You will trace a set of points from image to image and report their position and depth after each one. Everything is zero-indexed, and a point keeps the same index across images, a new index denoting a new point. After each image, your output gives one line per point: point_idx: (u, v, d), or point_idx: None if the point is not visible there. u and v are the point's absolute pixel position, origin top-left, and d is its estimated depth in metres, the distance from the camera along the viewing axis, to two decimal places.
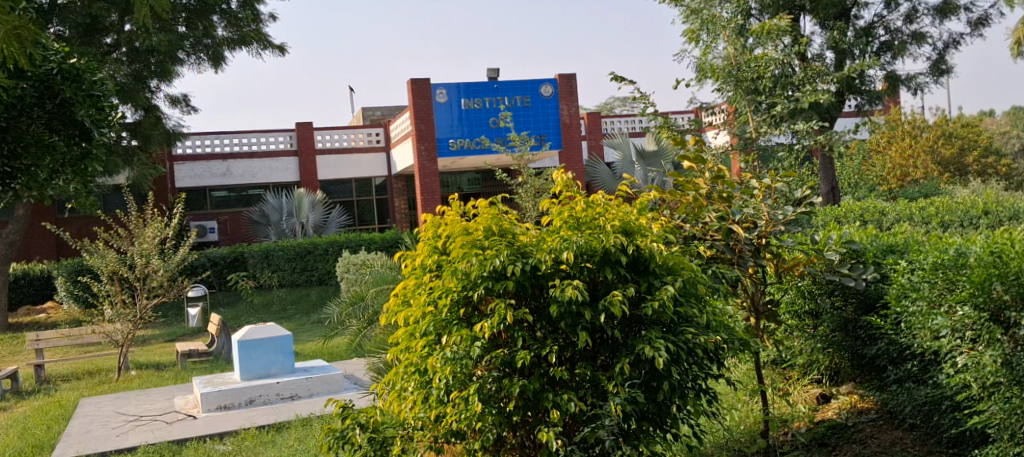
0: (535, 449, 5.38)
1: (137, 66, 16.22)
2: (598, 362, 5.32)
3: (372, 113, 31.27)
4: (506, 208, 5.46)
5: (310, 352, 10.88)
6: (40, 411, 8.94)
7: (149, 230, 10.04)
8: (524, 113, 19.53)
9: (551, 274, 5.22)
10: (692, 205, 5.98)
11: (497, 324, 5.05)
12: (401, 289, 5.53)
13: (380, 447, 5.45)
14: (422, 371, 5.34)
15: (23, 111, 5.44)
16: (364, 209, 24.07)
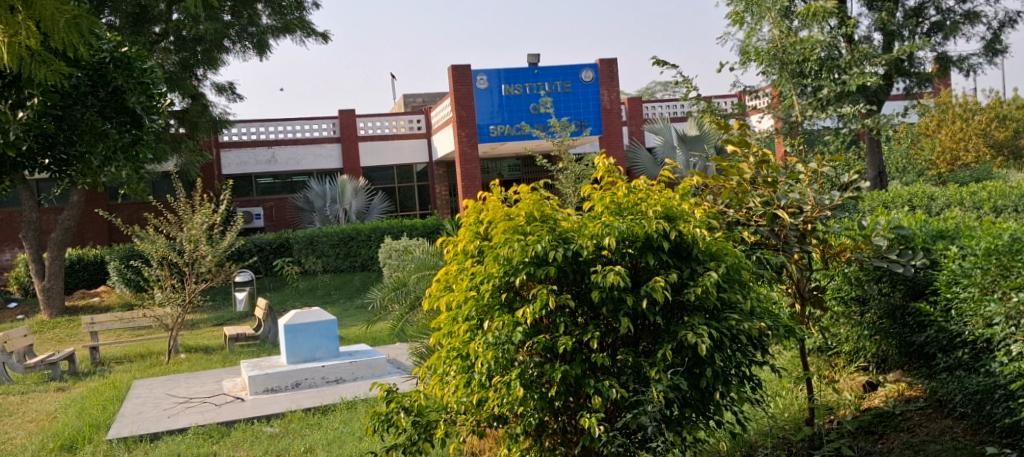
0: (577, 434, 5.41)
1: (184, 55, 16.49)
2: (639, 348, 5.34)
3: (412, 99, 31.42)
4: (547, 195, 5.49)
5: (355, 337, 11.06)
6: (96, 392, 9.21)
7: (196, 216, 10.19)
8: (565, 98, 19.51)
9: (592, 260, 5.23)
10: (735, 191, 5.89)
11: (540, 310, 5.05)
12: (442, 274, 5.55)
13: (423, 432, 5.44)
14: (464, 355, 5.41)
15: (78, 99, 5.17)
16: (405, 195, 24.17)
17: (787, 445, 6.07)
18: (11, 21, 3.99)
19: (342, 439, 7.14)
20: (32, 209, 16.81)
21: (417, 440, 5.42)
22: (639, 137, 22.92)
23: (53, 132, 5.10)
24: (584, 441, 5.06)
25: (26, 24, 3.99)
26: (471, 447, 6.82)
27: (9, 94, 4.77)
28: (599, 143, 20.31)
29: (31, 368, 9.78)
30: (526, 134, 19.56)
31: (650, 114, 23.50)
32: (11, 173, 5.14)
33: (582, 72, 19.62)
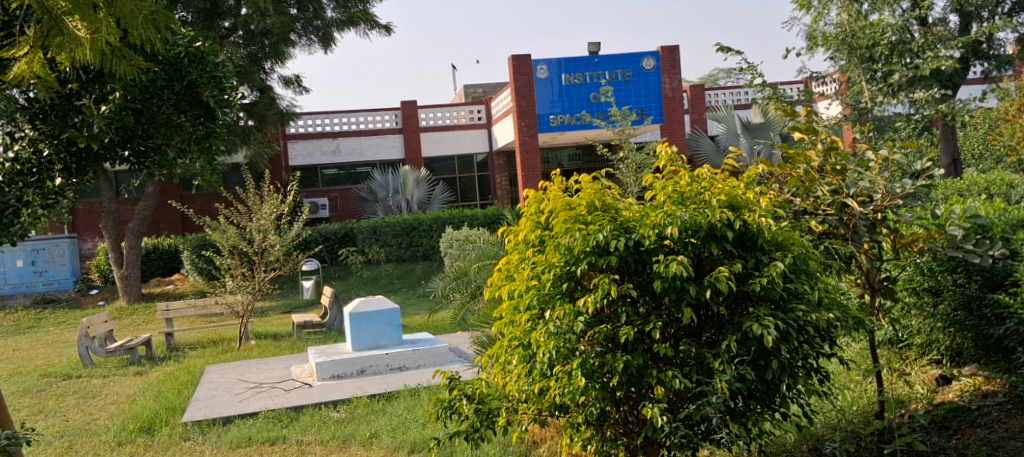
0: (639, 425, 5.35)
1: (252, 48, 16.85)
2: (702, 339, 5.22)
3: (473, 90, 31.46)
4: (609, 185, 5.42)
5: (417, 325, 11.25)
6: (172, 376, 9.57)
7: (266, 206, 10.48)
8: (625, 87, 19.25)
9: (654, 250, 5.15)
10: (803, 179, 5.64)
11: (601, 299, 5.00)
12: (504, 264, 5.54)
13: (486, 419, 5.40)
14: (525, 344, 5.37)
15: (155, 93, 4.73)
16: (466, 185, 24.15)
17: (857, 439, 5.91)
18: (93, 18, 3.94)
19: (405, 425, 7.23)
20: (111, 200, 17.45)
21: (480, 427, 5.38)
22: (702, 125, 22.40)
23: (132, 125, 4.70)
24: (647, 431, 4.99)
25: (107, 21, 3.95)
26: (531, 436, 6.71)
27: (92, 88, 4.43)
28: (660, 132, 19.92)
29: (111, 354, 10.22)
30: (587, 123, 19.35)
31: (714, 102, 22.95)
32: (89, 165, 4.70)
33: (643, 60, 19.33)
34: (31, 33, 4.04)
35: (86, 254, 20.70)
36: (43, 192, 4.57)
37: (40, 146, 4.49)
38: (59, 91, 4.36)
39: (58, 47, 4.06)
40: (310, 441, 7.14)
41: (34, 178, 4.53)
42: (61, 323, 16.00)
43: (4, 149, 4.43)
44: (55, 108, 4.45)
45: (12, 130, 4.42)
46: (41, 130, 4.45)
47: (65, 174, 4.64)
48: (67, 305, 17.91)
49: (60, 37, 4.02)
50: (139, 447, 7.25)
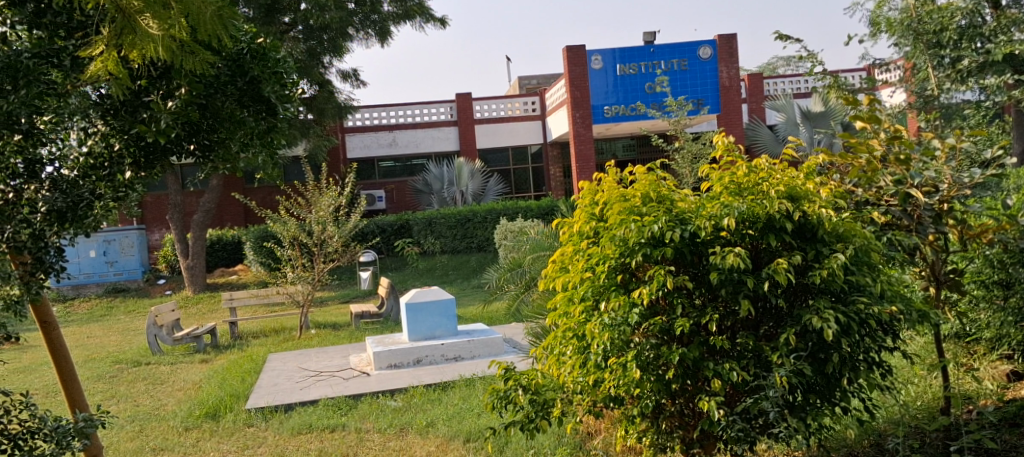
0: (695, 418, 4.81)
1: (312, 43, 17.16)
2: (760, 332, 4.63)
3: (528, 81, 31.32)
4: (665, 175, 4.80)
5: (472, 316, 11.38)
6: (235, 364, 9.83)
7: (324, 199, 10.74)
8: (681, 77, 18.85)
9: (710, 241, 4.55)
10: (864, 170, 4.69)
11: (656, 290, 4.46)
12: (557, 255, 4.99)
13: (541, 409, 4.92)
14: (580, 336, 4.86)
15: (219, 88, 3.89)
16: (520, 176, 23.28)
17: (921, 435, 5.15)
18: (165, 17, 3.32)
19: (461, 414, 6.88)
20: (178, 193, 18.02)
21: (536, 419, 4.90)
22: (761, 114, 21.83)
23: (196, 121, 3.92)
24: (701, 424, 4.48)
25: (178, 19, 3.34)
26: (585, 427, 6.10)
27: (160, 85, 3.72)
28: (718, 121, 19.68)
29: (177, 341, 10.57)
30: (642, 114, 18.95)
31: (773, 91, 22.34)
32: (158, 161, 4.02)
33: (700, 48, 18.87)
34: (104, 33, 3.38)
35: (154, 245, 21.34)
36: (113, 186, 3.93)
37: (112, 140, 3.87)
38: (129, 86, 3.59)
39: (130, 47, 3.40)
40: (369, 429, 6.87)
41: (105, 171, 3.90)
42: (132, 312, 16.59)
43: (78, 143, 3.89)
44: (123, 104, 3.78)
45: (86, 125, 3.86)
46: (111, 127, 3.83)
47: (134, 167, 3.96)
48: (136, 294, 18.55)
49: (132, 37, 3.36)
50: (205, 432, 7.17)
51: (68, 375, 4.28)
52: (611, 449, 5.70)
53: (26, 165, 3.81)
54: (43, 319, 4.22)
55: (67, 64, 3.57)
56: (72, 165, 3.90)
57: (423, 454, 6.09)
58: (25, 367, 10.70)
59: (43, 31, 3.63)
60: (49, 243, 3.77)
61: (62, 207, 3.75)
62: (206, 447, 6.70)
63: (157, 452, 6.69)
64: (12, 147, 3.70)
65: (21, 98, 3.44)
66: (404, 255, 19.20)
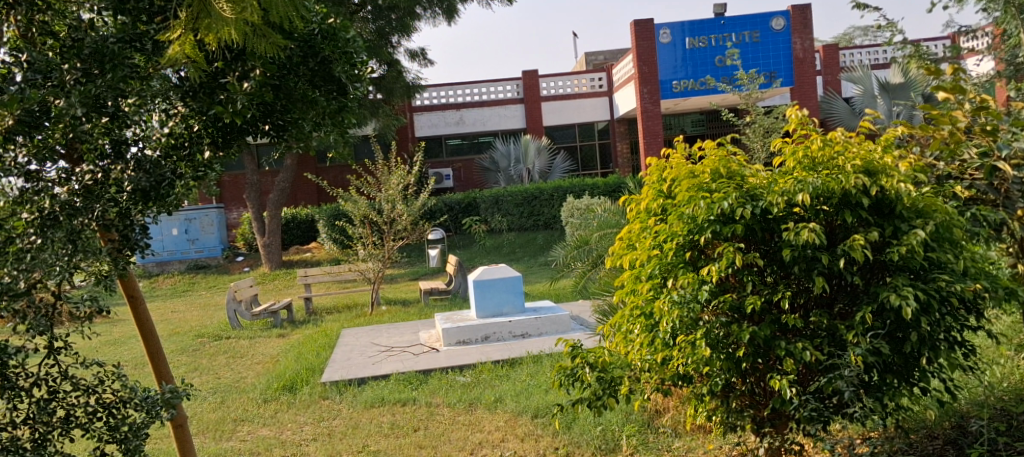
0: (766, 396, 4.74)
1: (380, 23, 17.28)
2: (834, 310, 4.52)
3: (595, 57, 31.12)
4: (735, 149, 4.72)
5: (540, 293, 11.44)
6: (311, 339, 10.02)
7: (394, 177, 10.87)
8: (753, 49, 18.42)
9: (783, 218, 4.44)
10: (947, 141, 4.49)
11: (726, 268, 4.39)
12: (624, 233, 4.94)
13: (608, 387, 4.88)
14: (648, 313, 4.80)
15: (292, 69, 3.93)
16: (587, 154, 23.16)
17: (1006, 418, 4.91)
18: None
19: (529, 391, 6.90)
20: (254, 172, 18.37)
21: (602, 397, 4.87)
22: (836, 87, 21.23)
23: (269, 102, 3.89)
24: (774, 403, 4.40)
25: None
26: (654, 405, 6.02)
27: (235, 66, 3.70)
28: (791, 95, 19.20)
29: (257, 316, 10.82)
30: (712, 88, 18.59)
31: (849, 62, 21.69)
32: (235, 140, 3.97)
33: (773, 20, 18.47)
34: (181, 16, 3.48)
35: (232, 223, 21.87)
36: (193, 167, 3.82)
37: (192, 121, 3.78)
38: (205, 69, 3.64)
39: (206, 30, 3.45)
40: (439, 403, 6.94)
41: (185, 151, 3.81)
42: (212, 287, 17.11)
43: (158, 125, 3.72)
44: (201, 86, 3.72)
45: (166, 107, 3.73)
46: (191, 109, 3.72)
47: (212, 147, 3.89)
48: (217, 271, 19.08)
49: (208, 20, 3.43)
50: (283, 404, 7.34)
51: (155, 348, 4.27)
52: (681, 427, 5.65)
53: (113, 146, 3.65)
54: (130, 294, 4.23)
55: (150, 47, 3.62)
56: (154, 146, 3.71)
57: (493, 429, 6.12)
58: (116, 339, 11.12)
59: (127, 16, 3.60)
60: (134, 222, 3.59)
61: (147, 186, 3.54)
62: (284, 419, 6.86)
63: (237, 423, 6.85)
64: (98, 129, 3.58)
65: (108, 82, 3.49)
66: (471, 233, 19.30)
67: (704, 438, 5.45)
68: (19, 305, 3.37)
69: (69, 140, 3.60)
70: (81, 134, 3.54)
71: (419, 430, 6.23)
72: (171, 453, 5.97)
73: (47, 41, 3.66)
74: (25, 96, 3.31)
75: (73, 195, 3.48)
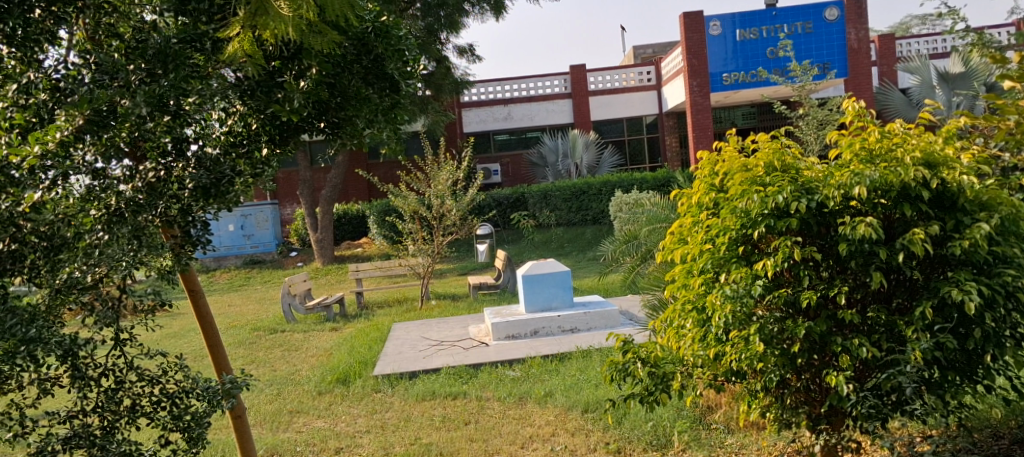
0: (821, 394, 4.67)
1: (430, 20, 17.36)
2: (893, 305, 4.44)
3: (643, 51, 30.94)
4: (790, 143, 4.66)
5: (589, 288, 11.44)
6: (363, 333, 10.13)
7: (443, 173, 10.95)
8: (806, 40, 18.13)
9: (839, 211, 4.38)
10: (1013, 131, 4.11)
11: (781, 263, 4.33)
12: (675, 227, 4.91)
13: (660, 383, 4.83)
14: (699, 308, 4.75)
15: (346, 67, 3.97)
16: (635, 148, 23.03)
17: None
18: None
19: (579, 385, 6.88)
20: (307, 169, 18.60)
21: (654, 393, 4.84)
22: (892, 77, 20.78)
23: (325, 99, 3.96)
24: (831, 400, 4.33)
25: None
26: (705, 401, 5.98)
27: (292, 64, 3.82)
28: (845, 86, 18.87)
29: (311, 311, 10.99)
30: (763, 80, 18.35)
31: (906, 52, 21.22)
32: (291, 138, 4.03)
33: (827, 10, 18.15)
34: (239, 14, 3.51)
35: (286, 218, 22.18)
36: (251, 163, 3.88)
37: (250, 120, 3.88)
38: (262, 66, 3.69)
39: (263, 28, 3.50)
40: (489, 397, 6.97)
41: (244, 149, 3.89)
42: (267, 282, 17.37)
43: (218, 123, 3.87)
44: (259, 85, 3.79)
45: (225, 107, 3.82)
46: (249, 107, 3.81)
47: (270, 144, 3.98)
48: (272, 265, 19.36)
49: (264, 19, 3.46)
50: (337, 397, 7.42)
51: (215, 341, 4.36)
52: (733, 423, 5.61)
53: (174, 144, 3.65)
54: (190, 287, 4.30)
55: (209, 47, 3.66)
56: (213, 144, 3.76)
57: (543, 423, 6.14)
58: (175, 332, 11.36)
59: (189, 17, 3.70)
60: (195, 218, 3.61)
61: (207, 182, 3.57)
62: (338, 411, 6.94)
63: (294, 415, 6.95)
64: (160, 127, 3.55)
65: (172, 80, 3.49)
66: (520, 228, 19.33)
67: (758, 435, 5.40)
68: (87, 297, 3.39)
69: (134, 138, 3.56)
70: (144, 133, 3.54)
71: (471, 424, 6.26)
72: (231, 443, 6.08)
73: (112, 43, 3.75)
74: (93, 97, 3.33)
75: (137, 191, 3.50)
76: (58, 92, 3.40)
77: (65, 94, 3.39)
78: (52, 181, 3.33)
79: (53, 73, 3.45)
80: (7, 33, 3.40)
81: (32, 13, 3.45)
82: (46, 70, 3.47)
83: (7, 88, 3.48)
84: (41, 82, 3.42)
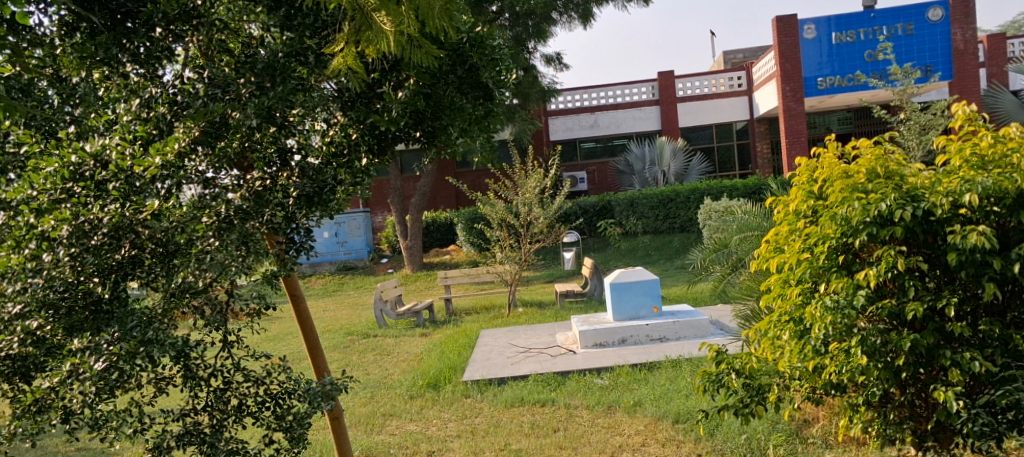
0: (928, 410, 4.47)
1: (518, 30, 17.46)
2: (1006, 319, 4.26)
3: (733, 56, 30.47)
4: (893, 148, 4.51)
5: (677, 296, 11.33)
6: (452, 339, 10.21)
7: (531, 181, 10.98)
8: (906, 42, 17.66)
9: (948, 219, 4.21)
10: None
11: (885, 272, 4.21)
12: (771, 236, 4.78)
13: (756, 395, 4.77)
14: (796, 319, 4.65)
15: (441, 77, 4.00)
16: (724, 155, 22.68)
17: None
18: (396, 13, 3.44)
19: (669, 395, 6.78)
20: (398, 178, 18.88)
21: (750, 405, 4.77)
22: (1002, 79, 19.98)
23: (421, 110, 4.01)
24: (939, 416, 4.18)
25: (409, 14, 3.46)
26: (801, 414, 5.85)
27: (391, 76, 3.88)
28: (950, 89, 18.32)
29: (403, 316, 11.15)
30: (861, 84, 17.92)
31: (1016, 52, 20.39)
32: (388, 147, 4.09)
33: (929, 10, 17.62)
34: (345, 29, 3.57)
35: (377, 226, 22.58)
36: (352, 172, 3.93)
37: (350, 130, 3.91)
38: (365, 80, 3.77)
39: (367, 43, 3.58)
40: (577, 405, 6.93)
41: (345, 159, 3.91)
42: (360, 288, 17.70)
43: (317, 135, 3.90)
44: (359, 96, 3.89)
45: (327, 117, 3.87)
46: (349, 119, 3.86)
47: (369, 154, 4.00)
48: (363, 272, 19.68)
49: (368, 36, 3.55)
50: (428, 401, 7.49)
51: (315, 344, 4.45)
52: (832, 438, 5.48)
53: (279, 154, 3.79)
54: (292, 292, 4.40)
55: (313, 61, 3.78)
56: (316, 154, 3.82)
57: (633, 432, 6.08)
58: (275, 335, 11.67)
59: (294, 32, 3.84)
60: (298, 225, 3.73)
61: (310, 191, 3.68)
62: (429, 415, 7.01)
63: (387, 418, 7.04)
64: (266, 137, 3.70)
65: (278, 93, 3.60)
66: (606, 235, 19.23)
67: (857, 451, 5.26)
68: (198, 301, 3.47)
69: (243, 150, 3.70)
70: (252, 144, 3.70)
71: (560, 431, 6.24)
72: (329, 444, 6.20)
73: (223, 58, 3.86)
74: (208, 109, 3.53)
75: (244, 200, 3.56)
76: (176, 105, 3.60)
77: (181, 106, 3.60)
78: (168, 190, 3.47)
79: (170, 88, 3.66)
80: (133, 51, 3.68)
81: (154, 32, 3.71)
82: (165, 85, 3.67)
83: (131, 102, 3.66)
84: (160, 96, 3.64)
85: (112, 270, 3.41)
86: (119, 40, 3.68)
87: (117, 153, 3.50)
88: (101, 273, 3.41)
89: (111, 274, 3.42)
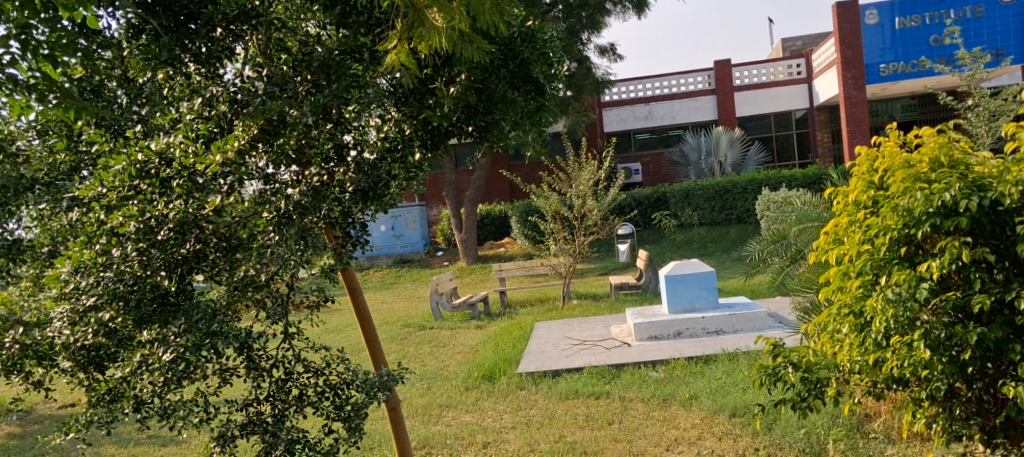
0: (996, 405, 4.36)
1: (571, 21, 17.40)
2: None
3: (792, 44, 29.94)
4: (958, 136, 4.40)
5: (734, 289, 11.21)
6: (506, 331, 10.25)
7: (585, 173, 10.95)
8: (975, 25, 17.23)
9: (1017, 210, 4.11)
10: None
11: (949, 264, 4.13)
12: (831, 228, 4.70)
13: (814, 388, 4.70)
14: (858, 312, 4.54)
15: (493, 71, 4.02)
16: (783, 145, 22.32)
17: None
18: (448, 9, 3.48)
19: (725, 389, 6.72)
20: (452, 171, 19.02)
21: (808, 399, 4.71)
22: None
23: (473, 104, 4.03)
24: (1009, 412, 4.08)
25: (460, 11, 3.49)
26: (863, 408, 5.74)
27: (443, 71, 3.89)
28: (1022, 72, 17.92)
29: (458, 309, 11.23)
30: (926, 70, 17.58)
31: None
32: (441, 142, 4.08)
33: None
34: (398, 27, 3.63)
35: (433, 219, 22.75)
36: (405, 167, 3.93)
37: (404, 125, 3.95)
38: (418, 75, 3.81)
39: (419, 39, 3.62)
40: (632, 398, 6.92)
41: (400, 154, 3.94)
42: (416, 280, 17.85)
43: (369, 130, 3.94)
44: (412, 92, 3.90)
45: (381, 112, 3.93)
46: (403, 114, 3.92)
47: (422, 149, 4.00)
48: (419, 264, 19.85)
49: (420, 32, 3.59)
50: (484, 392, 7.54)
51: (372, 337, 4.50)
52: (894, 433, 5.37)
53: (336, 150, 3.81)
54: (349, 285, 4.46)
55: (367, 58, 3.84)
56: (372, 150, 3.87)
57: (689, 426, 6.04)
58: (334, 327, 11.85)
59: (349, 29, 3.88)
60: (355, 220, 3.74)
61: (365, 186, 3.70)
62: (485, 406, 7.06)
63: (444, 408, 7.11)
64: (323, 134, 3.74)
65: (333, 91, 3.65)
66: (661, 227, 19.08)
67: (922, 446, 5.14)
68: (260, 295, 3.50)
69: (299, 146, 3.70)
70: (310, 140, 3.71)
71: (615, 424, 6.23)
72: (387, 435, 6.28)
73: (281, 57, 3.89)
74: (266, 108, 3.56)
75: (303, 195, 3.63)
76: (236, 103, 3.67)
77: (241, 105, 3.65)
78: (230, 186, 3.51)
79: (232, 86, 3.72)
80: (194, 51, 3.72)
81: (214, 31, 3.73)
82: (227, 83, 3.73)
83: (194, 101, 3.75)
84: (222, 95, 3.70)
85: (177, 263, 3.49)
86: (182, 40, 3.70)
87: (181, 152, 3.61)
88: (168, 267, 3.48)
89: (176, 267, 3.49)
